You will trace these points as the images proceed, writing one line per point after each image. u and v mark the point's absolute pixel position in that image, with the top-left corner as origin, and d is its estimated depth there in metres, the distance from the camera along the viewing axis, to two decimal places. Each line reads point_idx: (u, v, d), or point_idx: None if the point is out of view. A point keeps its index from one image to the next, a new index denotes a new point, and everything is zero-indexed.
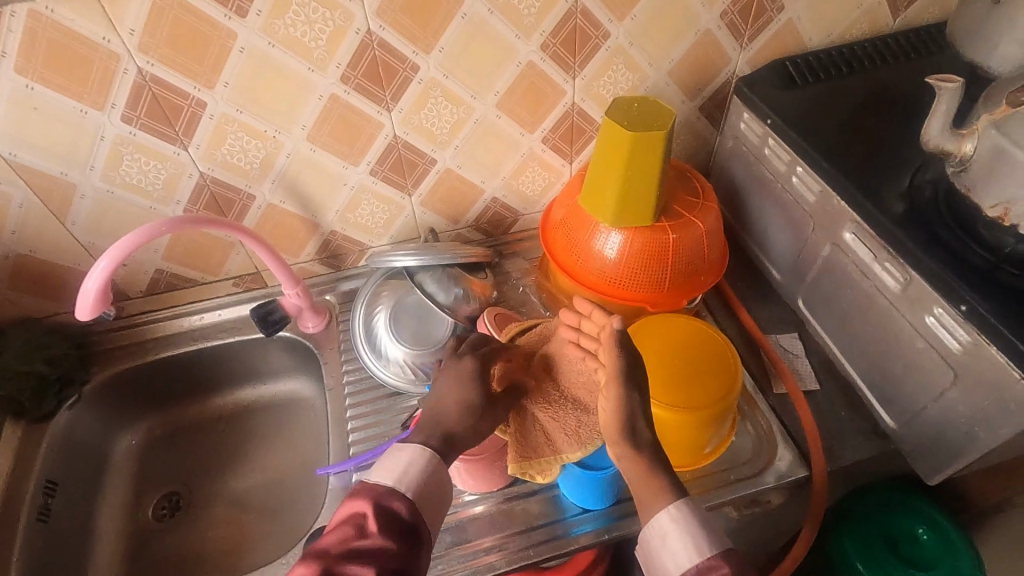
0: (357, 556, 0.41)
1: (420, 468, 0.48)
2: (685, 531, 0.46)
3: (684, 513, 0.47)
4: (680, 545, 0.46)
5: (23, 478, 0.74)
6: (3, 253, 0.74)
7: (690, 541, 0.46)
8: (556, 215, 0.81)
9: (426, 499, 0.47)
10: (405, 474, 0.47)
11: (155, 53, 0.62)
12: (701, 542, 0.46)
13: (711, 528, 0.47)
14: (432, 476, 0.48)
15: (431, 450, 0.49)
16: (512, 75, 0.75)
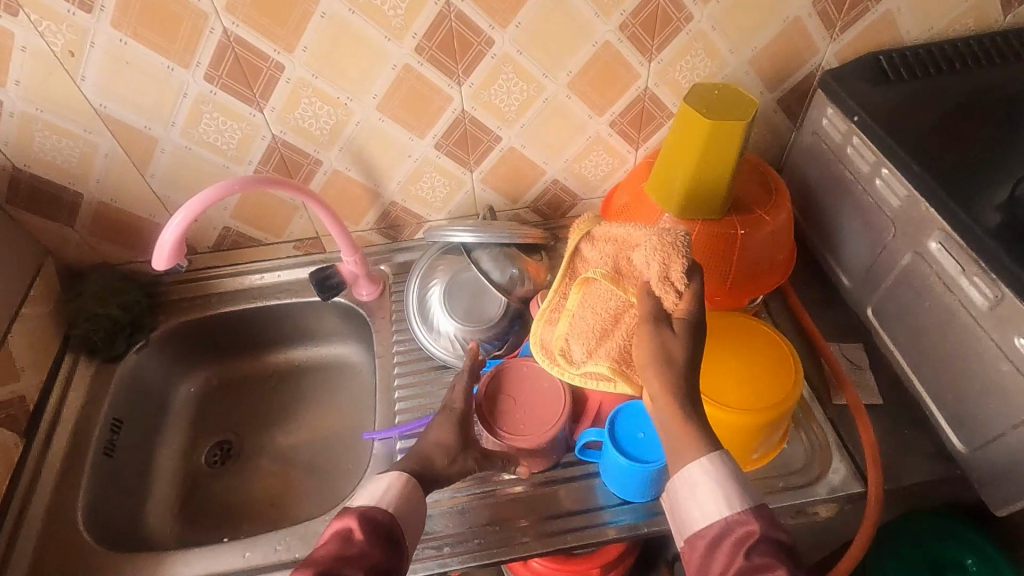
0: (345, 557, 0.46)
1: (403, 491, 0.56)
2: (716, 483, 0.46)
3: (717, 465, 0.47)
4: (711, 496, 0.46)
5: (93, 413, 0.79)
6: (87, 200, 0.78)
7: (720, 492, 0.46)
8: (618, 202, 0.79)
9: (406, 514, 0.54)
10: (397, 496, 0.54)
11: (240, 14, 0.63)
12: (730, 494, 0.46)
13: (741, 480, 0.47)
14: (406, 498, 0.55)
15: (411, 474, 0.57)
16: (587, 55, 0.73)
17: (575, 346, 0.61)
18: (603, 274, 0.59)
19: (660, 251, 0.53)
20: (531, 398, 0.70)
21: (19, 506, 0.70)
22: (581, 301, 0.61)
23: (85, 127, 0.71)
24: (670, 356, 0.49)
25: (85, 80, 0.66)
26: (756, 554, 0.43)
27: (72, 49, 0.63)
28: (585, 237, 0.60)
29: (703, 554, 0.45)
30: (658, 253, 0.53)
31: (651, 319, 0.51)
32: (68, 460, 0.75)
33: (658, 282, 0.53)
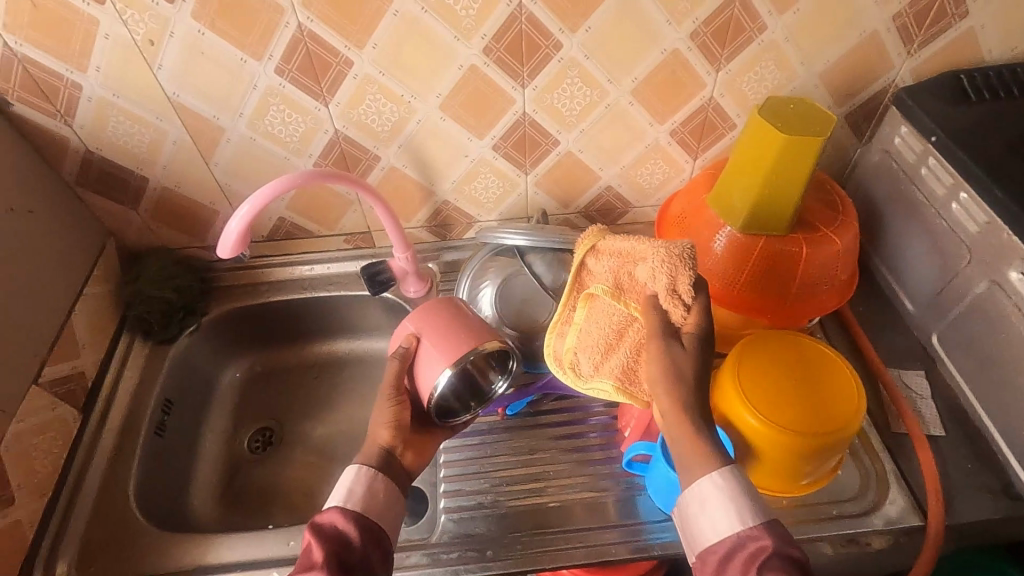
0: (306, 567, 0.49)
1: (364, 478, 0.56)
2: (728, 499, 0.48)
3: (727, 481, 0.49)
4: (722, 510, 0.48)
5: (146, 393, 0.81)
6: (152, 186, 0.80)
7: (732, 507, 0.48)
8: (675, 211, 0.78)
9: (374, 500, 0.56)
10: (349, 489, 0.56)
11: (315, 9, 0.64)
12: (741, 510, 0.48)
13: (751, 496, 0.49)
14: (371, 482, 0.56)
15: (369, 464, 0.58)
16: (654, 62, 0.72)
17: (582, 360, 0.64)
18: (604, 290, 0.60)
19: (664, 267, 0.53)
20: (429, 329, 0.65)
21: (75, 480, 0.72)
22: (587, 315, 0.63)
23: (157, 114, 0.72)
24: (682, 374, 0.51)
25: (161, 68, 0.68)
26: (767, 569, 0.44)
27: (152, 38, 0.65)
28: (591, 250, 0.61)
29: (715, 568, 0.47)
30: (664, 272, 0.53)
31: (659, 337, 0.53)
32: (122, 437, 0.77)
33: (666, 298, 0.53)
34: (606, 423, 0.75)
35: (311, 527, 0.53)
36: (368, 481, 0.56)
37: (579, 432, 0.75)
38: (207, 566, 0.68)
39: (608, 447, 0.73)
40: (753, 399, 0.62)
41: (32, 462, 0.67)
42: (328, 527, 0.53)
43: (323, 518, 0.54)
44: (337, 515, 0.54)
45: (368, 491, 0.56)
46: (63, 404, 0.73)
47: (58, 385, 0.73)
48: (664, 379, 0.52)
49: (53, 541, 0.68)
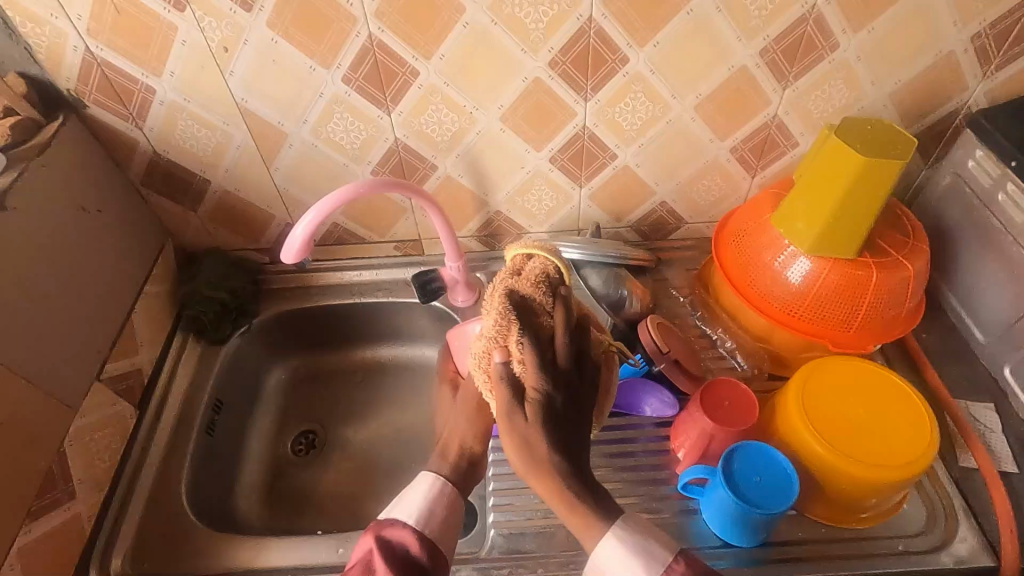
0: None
1: (441, 501, 0.58)
2: (629, 552, 0.51)
3: (625, 533, 0.52)
4: (626, 565, 0.51)
5: (198, 392, 0.82)
6: (213, 188, 0.81)
7: (636, 560, 0.51)
8: (735, 230, 0.77)
9: (446, 528, 0.56)
10: (427, 509, 0.56)
11: (387, 20, 0.64)
12: (643, 563, 0.50)
13: (649, 542, 0.52)
14: (446, 509, 0.57)
15: (449, 483, 0.59)
16: (720, 78, 0.71)
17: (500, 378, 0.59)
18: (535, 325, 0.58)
19: (501, 309, 0.56)
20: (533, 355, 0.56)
21: (131, 476, 0.73)
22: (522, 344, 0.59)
23: (224, 119, 0.73)
24: (518, 425, 0.54)
25: (232, 74, 0.69)
26: None
27: (227, 45, 0.66)
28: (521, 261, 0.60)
29: None
30: (503, 296, 0.57)
31: (508, 388, 0.55)
32: (175, 435, 0.78)
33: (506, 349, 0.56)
34: (657, 442, 0.73)
35: (378, 537, 0.53)
36: (445, 505, 0.58)
37: (629, 450, 0.73)
38: (258, 569, 0.68)
39: (658, 467, 0.71)
40: (820, 427, 0.61)
41: (92, 457, 0.68)
42: (396, 544, 0.53)
43: (395, 533, 0.54)
44: (412, 536, 0.53)
45: (443, 517, 0.57)
46: (122, 400, 0.74)
47: (118, 381, 0.74)
48: (520, 442, 0.54)
49: (109, 536, 0.69)
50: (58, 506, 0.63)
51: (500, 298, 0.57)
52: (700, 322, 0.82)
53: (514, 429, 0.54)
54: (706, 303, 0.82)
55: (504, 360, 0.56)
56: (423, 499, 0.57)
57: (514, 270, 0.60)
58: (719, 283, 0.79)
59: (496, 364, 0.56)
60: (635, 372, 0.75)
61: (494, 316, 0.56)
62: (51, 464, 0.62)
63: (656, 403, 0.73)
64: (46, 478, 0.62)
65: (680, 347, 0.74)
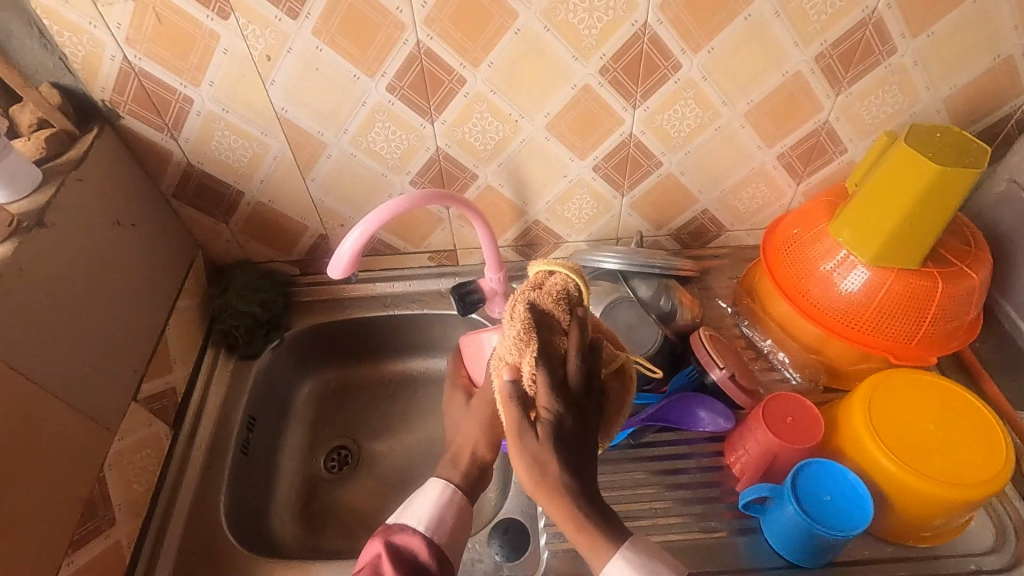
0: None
1: (452, 508, 0.55)
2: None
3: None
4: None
5: (232, 410, 0.79)
6: (246, 200, 0.79)
7: None
8: (786, 238, 0.75)
9: (457, 535, 0.54)
10: (437, 515, 0.53)
11: (436, 27, 0.62)
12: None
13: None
14: (458, 516, 0.55)
15: (458, 491, 0.56)
16: (773, 84, 0.69)
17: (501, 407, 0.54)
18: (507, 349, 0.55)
19: (523, 317, 0.52)
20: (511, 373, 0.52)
21: (167, 498, 0.71)
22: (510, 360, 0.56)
23: (261, 129, 0.71)
24: (529, 445, 0.50)
25: (273, 84, 0.67)
26: None
27: (270, 53, 0.64)
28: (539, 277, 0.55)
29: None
30: (516, 332, 0.51)
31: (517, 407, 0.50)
32: (211, 455, 0.75)
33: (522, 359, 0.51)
34: (710, 458, 0.71)
35: (385, 544, 0.51)
36: (457, 512, 0.55)
37: (681, 467, 0.71)
38: None
39: (712, 484, 0.69)
40: (890, 441, 0.59)
41: (130, 481, 0.66)
42: (403, 550, 0.51)
43: (405, 539, 0.51)
44: (424, 543, 0.51)
45: (454, 524, 0.54)
46: (158, 420, 0.72)
47: (153, 401, 0.72)
48: (533, 460, 0.49)
49: (148, 563, 0.67)
50: (99, 534, 0.61)
51: (517, 311, 0.53)
52: (749, 331, 0.80)
53: (525, 447, 0.50)
54: (753, 314, 0.80)
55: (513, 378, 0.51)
56: (433, 504, 0.54)
57: (531, 284, 0.55)
58: (768, 294, 0.77)
59: (504, 383, 0.51)
60: (686, 384, 0.72)
61: (516, 326, 0.52)
62: (93, 490, 0.60)
63: (709, 417, 0.68)
64: (88, 505, 0.59)
65: (734, 359, 0.71)
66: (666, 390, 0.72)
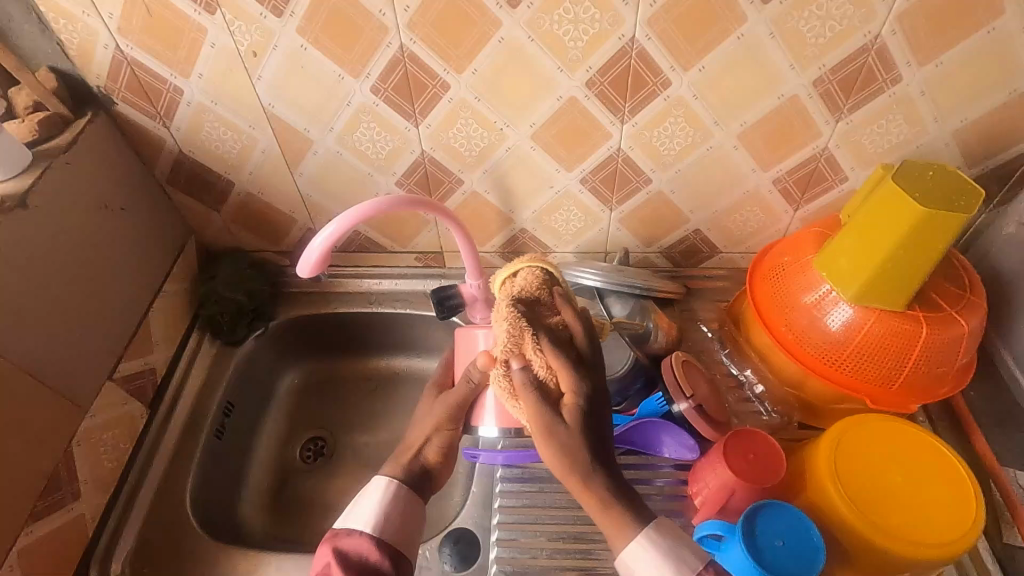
0: None
1: (396, 502, 0.56)
2: (660, 558, 0.50)
3: (655, 539, 0.51)
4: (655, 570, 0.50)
5: (210, 394, 0.81)
6: (236, 190, 0.80)
7: (666, 564, 0.50)
8: (773, 267, 0.72)
9: (402, 532, 0.55)
10: (381, 514, 0.55)
11: (420, 32, 0.62)
12: (674, 567, 0.50)
13: (681, 551, 0.51)
14: (404, 511, 0.56)
15: (402, 483, 0.58)
16: (768, 107, 0.66)
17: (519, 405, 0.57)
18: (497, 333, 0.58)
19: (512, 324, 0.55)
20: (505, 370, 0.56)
21: (138, 475, 0.73)
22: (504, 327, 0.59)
23: (250, 123, 0.72)
24: (563, 440, 0.53)
25: (260, 80, 0.67)
26: None
27: (256, 50, 0.64)
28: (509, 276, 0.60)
29: None
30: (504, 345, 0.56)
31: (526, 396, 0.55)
32: (185, 436, 0.77)
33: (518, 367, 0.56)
34: (673, 486, 0.71)
35: (335, 555, 0.52)
36: (401, 511, 0.56)
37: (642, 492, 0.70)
38: None
39: (673, 512, 0.69)
40: (852, 490, 0.57)
41: (99, 458, 0.68)
42: (353, 554, 0.53)
43: (353, 542, 0.53)
44: (369, 544, 0.53)
45: (400, 517, 0.56)
46: (134, 400, 0.74)
47: (130, 381, 0.74)
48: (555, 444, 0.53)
49: (111, 538, 0.69)
50: (62, 507, 0.63)
51: (508, 308, 0.57)
52: (729, 361, 0.79)
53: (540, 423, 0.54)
54: (737, 342, 0.78)
55: (522, 365, 0.55)
56: (377, 507, 0.56)
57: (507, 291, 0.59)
58: (751, 323, 0.75)
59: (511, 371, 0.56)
60: (655, 411, 0.71)
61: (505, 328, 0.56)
62: (58, 465, 0.62)
63: (674, 444, 0.70)
64: (52, 479, 0.62)
65: (705, 390, 0.69)
66: (634, 413, 0.72)
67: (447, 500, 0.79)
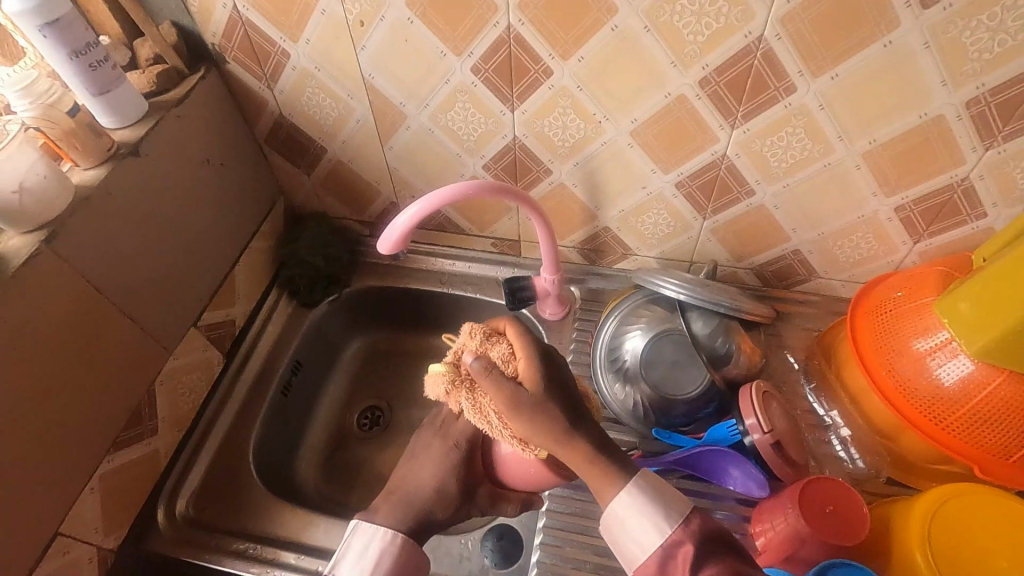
0: None
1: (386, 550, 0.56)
2: (644, 505, 0.51)
3: (637, 489, 0.51)
4: (641, 523, 0.50)
5: (281, 352, 0.84)
6: (328, 156, 0.81)
7: (650, 514, 0.50)
8: (881, 302, 0.65)
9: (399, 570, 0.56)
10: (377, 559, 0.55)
11: (530, 13, 0.59)
12: (659, 516, 0.50)
13: (666, 496, 0.51)
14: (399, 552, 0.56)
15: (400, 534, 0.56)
16: (906, 126, 0.59)
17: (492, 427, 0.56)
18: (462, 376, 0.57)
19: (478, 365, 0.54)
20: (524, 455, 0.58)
21: (210, 419, 0.77)
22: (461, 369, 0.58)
23: (349, 92, 0.72)
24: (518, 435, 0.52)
25: (363, 49, 0.67)
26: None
27: (364, 20, 0.64)
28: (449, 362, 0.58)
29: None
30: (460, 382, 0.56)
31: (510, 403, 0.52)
32: (254, 389, 0.81)
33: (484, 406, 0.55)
34: (734, 521, 0.67)
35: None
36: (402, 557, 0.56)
37: None
38: (303, 544, 0.69)
39: None
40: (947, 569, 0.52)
41: (177, 398, 0.72)
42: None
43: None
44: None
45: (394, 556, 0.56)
46: (213, 348, 0.78)
47: (212, 329, 0.77)
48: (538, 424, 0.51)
49: (181, 474, 0.73)
50: (141, 440, 0.67)
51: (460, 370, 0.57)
52: (814, 398, 0.73)
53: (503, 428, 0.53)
54: (827, 379, 0.72)
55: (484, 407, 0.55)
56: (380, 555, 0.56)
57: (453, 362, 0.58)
58: (846, 360, 0.68)
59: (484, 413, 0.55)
60: (725, 438, 0.66)
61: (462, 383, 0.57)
62: (142, 400, 0.66)
63: (741, 478, 0.65)
64: (134, 413, 0.66)
65: (785, 426, 0.64)
66: (703, 436, 0.68)
67: None
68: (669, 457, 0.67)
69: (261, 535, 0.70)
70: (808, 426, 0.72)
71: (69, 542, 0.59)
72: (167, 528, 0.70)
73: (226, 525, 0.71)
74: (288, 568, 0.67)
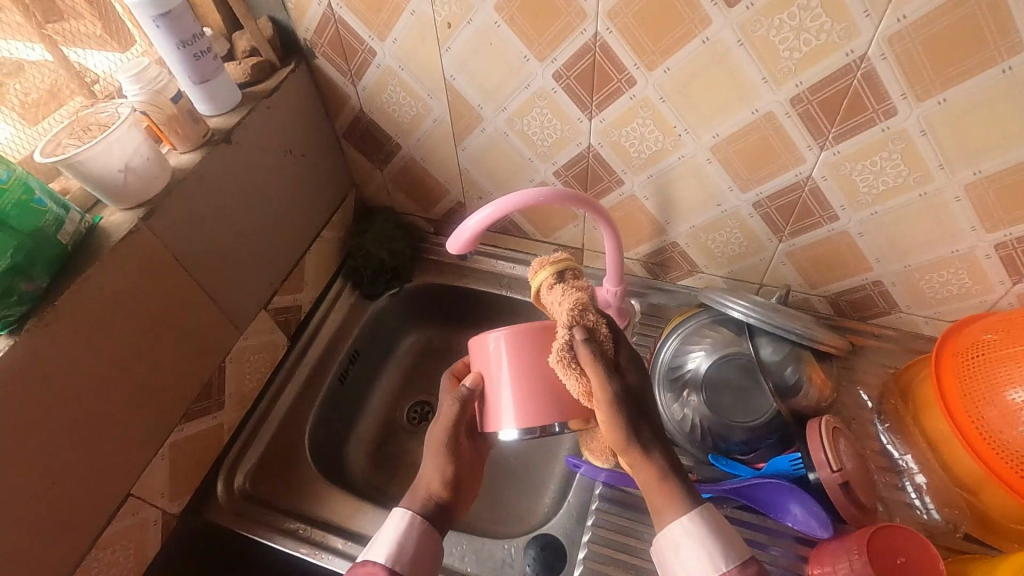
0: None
1: (414, 533, 0.55)
2: (698, 538, 0.50)
3: (699, 520, 0.51)
4: (695, 552, 0.50)
5: (341, 340, 0.86)
6: (403, 153, 0.83)
7: (704, 547, 0.50)
8: (969, 346, 0.60)
9: (420, 565, 0.54)
10: (398, 545, 0.54)
11: (619, 21, 0.58)
12: (716, 550, 0.50)
13: (726, 534, 0.51)
14: (422, 540, 0.55)
15: (422, 515, 0.56)
16: (1017, 159, 0.54)
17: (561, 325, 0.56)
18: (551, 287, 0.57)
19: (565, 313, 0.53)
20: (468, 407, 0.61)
21: (270, 400, 0.80)
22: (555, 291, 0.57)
23: (429, 91, 0.73)
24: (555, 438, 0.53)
25: (448, 50, 0.68)
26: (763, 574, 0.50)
27: (451, 21, 0.65)
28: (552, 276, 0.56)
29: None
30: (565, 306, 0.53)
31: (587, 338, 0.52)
32: (313, 374, 0.83)
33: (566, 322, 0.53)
34: (790, 560, 0.64)
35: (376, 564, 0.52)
36: (424, 540, 0.55)
37: (756, 558, 0.64)
38: (349, 531, 0.71)
39: None
40: None
41: (244, 377, 0.75)
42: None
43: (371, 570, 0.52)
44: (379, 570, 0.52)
45: (416, 549, 0.54)
46: (279, 331, 0.80)
47: (281, 313, 0.80)
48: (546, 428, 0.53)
49: (241, 450, 0.76)
50: (208, 414, 0.71)
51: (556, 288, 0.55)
52: (888, 440, 0.69)
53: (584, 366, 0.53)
54: (904, 422, 0.68)
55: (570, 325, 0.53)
56: (400, 534, 0.55)
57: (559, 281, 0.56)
58: (929, 404, 0.64)
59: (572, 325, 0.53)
60: (787, 472, 0.63)
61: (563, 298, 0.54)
62: (212, 375, 0.70)
63: (802, 515, 0.61)
64: (205, 387, 0.69)
65: (856, 467, 0.60)
66: (763, 468, 0.65)
67: (537, 500, 0.79)
68: (726, 485, 0.65)
69: (310, 516, 0.72)
70: (878, 469, 0.68)
71: (138, 504, 0.63)
72: (224, 501, 0.73)
73: (277, 503, 0.73)
74: (335, 553, 0.68)
